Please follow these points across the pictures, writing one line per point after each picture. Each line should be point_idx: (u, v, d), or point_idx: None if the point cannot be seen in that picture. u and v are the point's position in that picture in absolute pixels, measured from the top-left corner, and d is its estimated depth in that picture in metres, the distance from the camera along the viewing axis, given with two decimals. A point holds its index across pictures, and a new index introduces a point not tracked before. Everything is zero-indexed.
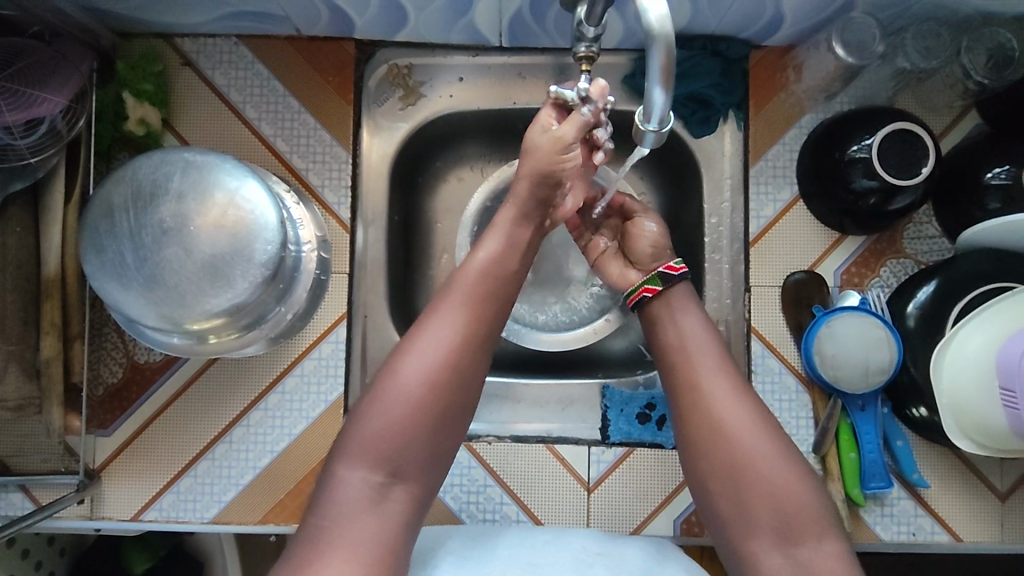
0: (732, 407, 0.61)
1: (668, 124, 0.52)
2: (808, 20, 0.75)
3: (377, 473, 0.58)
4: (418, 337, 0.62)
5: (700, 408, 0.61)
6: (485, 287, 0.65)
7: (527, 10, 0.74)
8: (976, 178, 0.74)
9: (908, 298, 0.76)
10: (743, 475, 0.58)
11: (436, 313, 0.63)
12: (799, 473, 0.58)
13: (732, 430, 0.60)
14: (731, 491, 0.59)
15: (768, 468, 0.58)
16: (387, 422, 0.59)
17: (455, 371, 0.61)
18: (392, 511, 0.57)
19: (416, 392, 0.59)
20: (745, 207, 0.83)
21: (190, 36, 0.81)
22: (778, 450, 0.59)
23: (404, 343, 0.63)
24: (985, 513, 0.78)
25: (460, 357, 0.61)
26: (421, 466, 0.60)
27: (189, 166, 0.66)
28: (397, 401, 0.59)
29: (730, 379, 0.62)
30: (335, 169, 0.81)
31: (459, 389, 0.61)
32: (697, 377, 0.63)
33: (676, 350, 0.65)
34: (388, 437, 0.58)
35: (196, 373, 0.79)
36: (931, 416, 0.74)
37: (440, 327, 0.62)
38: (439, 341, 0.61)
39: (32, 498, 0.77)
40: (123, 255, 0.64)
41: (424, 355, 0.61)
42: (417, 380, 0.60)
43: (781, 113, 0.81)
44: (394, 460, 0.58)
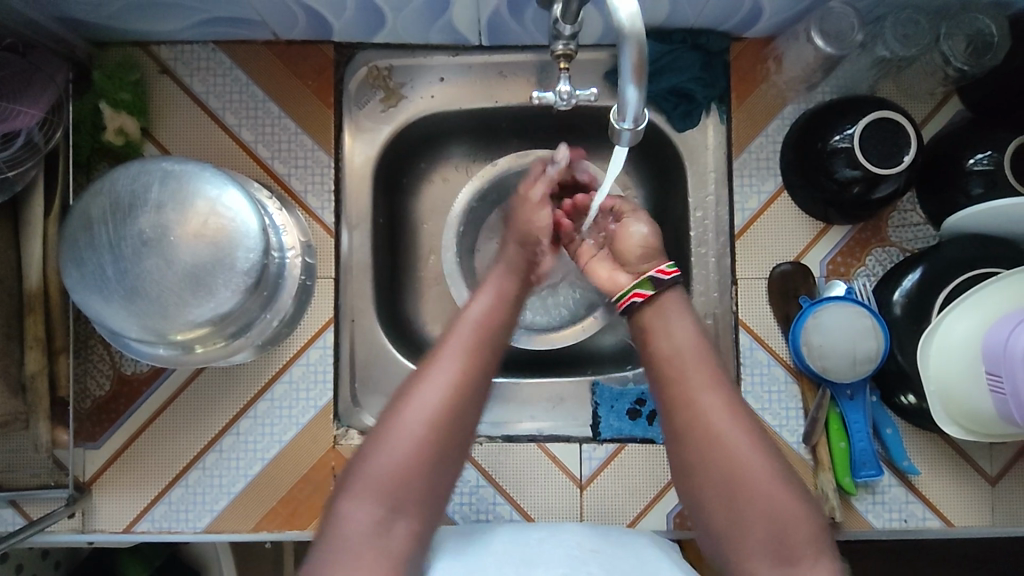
0: (719, 413, 0.60)
1: (644, 122, 0.51)
2: (787, 10, 0.75)
3: (377, 512, 0.57)
4: (414, 383, 0.62)
5: (689, 418, 0.61)
6: (479, 334, 0.66)
7: (505, 8, 0.74)
8: (958, 165, 0.74)
9: (894, 285, 0.77)
10: (737, 476, 0.58)
11: (431, 362, 0.63)
12: (789, 479, 0.59)
13: (724, 433, 0.60)
14: (722, 496, 0.59)
15: (760, 473, 0.58)
16: (386, 463, 0.58)
17: (451, 415, 0.60)
18: (395, 545, 0.57)
19: (412, 437, 0.59)
20: (729, 201, 0.83)
21: (167, 43, 0.80)
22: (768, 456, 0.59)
23: (401, 390, 0.62)
24: (976, 498, 0.78)
25: (457, 404, 0.61)
26: (422, 505, 0.59)
27: (167, 176, 0.66)
28: (396, 446, 0.59)
29: (720, 386, 0.62)
30: (317, 174, 0.81)
31: (454, 434, 0.61)
32: (689, 382, 0.62)
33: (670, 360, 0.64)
34: (387, 478, 0.58)
35: (179, 386, 0.79)
36: (920, 403, 0.75)
37: (435, 374, 0.62)
38: (435, 387, 0.61)
39: (23, 513, 0.76)
40: (104, 267, 0.64)
41: (420, 402, 0.60)
42: (416, 424, 0.59)
43: (763, 105, 0.81)
44: (396, 498, 0.58)
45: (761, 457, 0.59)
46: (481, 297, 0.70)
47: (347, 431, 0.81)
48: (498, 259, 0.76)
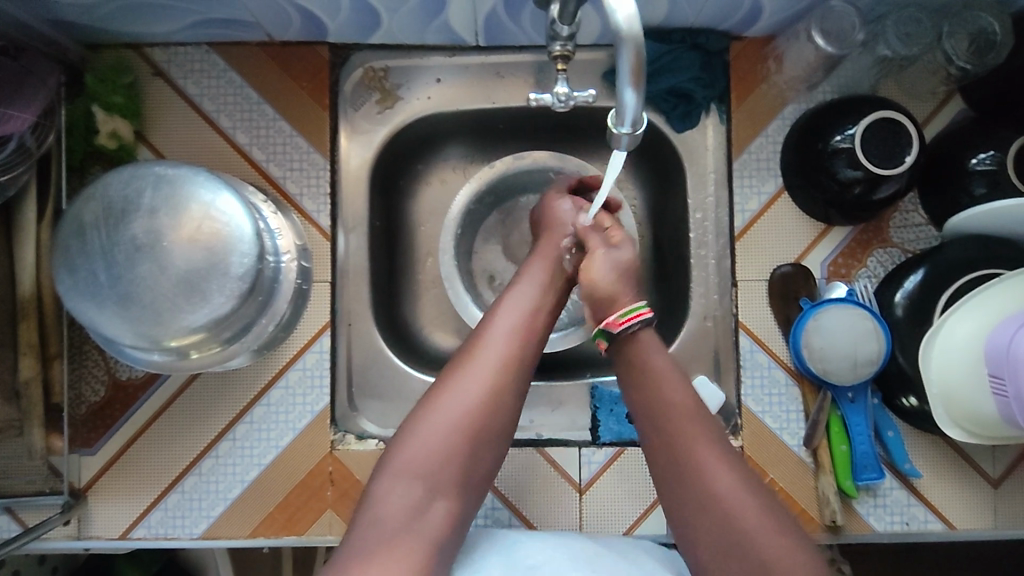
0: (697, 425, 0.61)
1: (642, 126, 0.50)
2: (787, 10, 0.74)
3: (416, 492, 0.57)
4: (457, 369, 0.63)
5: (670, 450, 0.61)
6: (519, 321, 0.67)
7: (501, 8, 0.73)
8: (960, 165, 0.73)
9: (896, 287, 0.76)
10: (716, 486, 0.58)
11: (473, 350, 0.64)
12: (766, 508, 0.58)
13: (702, 460, 0.60)
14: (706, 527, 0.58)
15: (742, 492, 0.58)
16: (426, 444, 0.59)
17: (492, 401, 0.61)
18: (430, 527, 0.57)
19: (455, 417, 0.60)
20: (729, 202, 0.82)
21: (161, 45, 0.79)
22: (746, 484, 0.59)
23: (442, 376, 0.63)
24: (978, 501, 0.77)
25: (499, 391, 0.62)
26: (460, 488, 0.59)
27: (160, 181, 0.65)
28: (439, 424, 0.59)
29: (696, 419, 0.62)
30: (313, 177, 0.80)
31: (496, 416, 0.61)
32: (669, 413, 0.62)
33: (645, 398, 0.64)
34: (426, 459, 0.58)
35: (176, 392, 0.78)
36: (922, 405, 0.74)
37: (477, 361, 0.63)
38: (478, 373, 0.62)
39: (18, 520, 0.76)
40: (96, 274, 0.63)
41: (463, 387, 0.61)
42: (458, 407, 0.60)
43: (763, 104, 0.80)
44: (434, 479, 0.58)
45: (741, 483, 0.59)
46: (520, 286, 0.71)
47: (345, 435, 0.80)
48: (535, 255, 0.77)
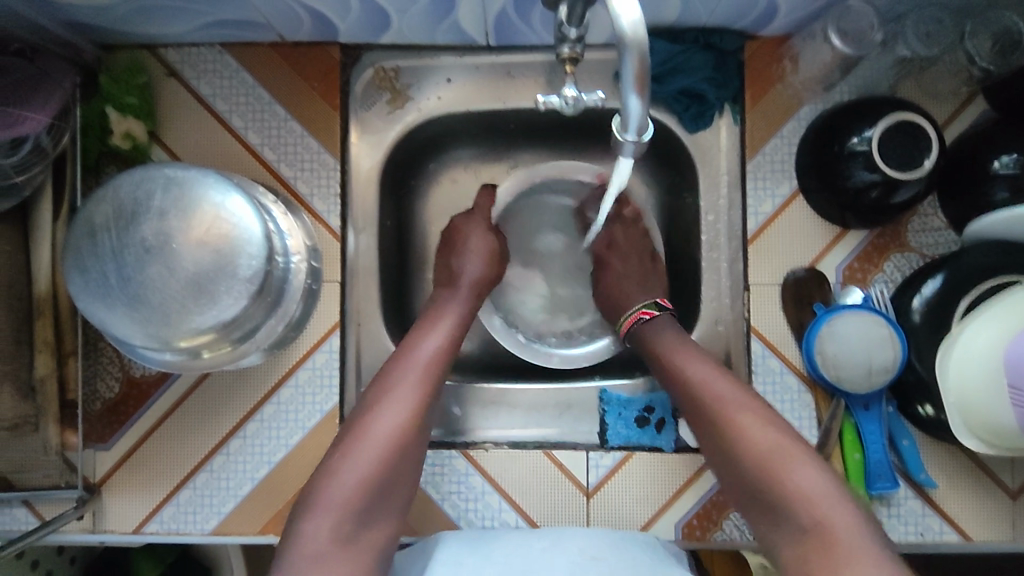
0: (714, 384, 0.66)
1: (647, 132, 0.50)
2: (804, 9, 0.72)
3: (340, 528, 0.58)
4: (372, 405, 0.64)
5: (704, 411, 0.66)
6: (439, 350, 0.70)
7: (511, 9, 0.72)
8: (981, 167, 0.71)
9: (914, 293, 0.74)
10: (728, 430, 0.63)
11: (386, 385, 0.66)
12: (799, 454, 0.60)
13: (737, 417, 0.63)
14: (745, 478, 0.61)
15: (765, 438, 0.61)
16: (349, 478, 0.60)
17: (407, 438, 0.63)
18: (359, 559, 0.58)
19: (377, 447, 0.61)
20: (742, 204, 0.80)
21: (174, 46, 0.80)
22: (784, 436, 0.62)
23: (359, 411, 0.65)
24: (996, 512, 0.76)
25: (415, 427, 0.64)
26: (382, 519, 0.61)
27: (170, 183, 0.66)
28: (362, 456, 0.61)
29: (715, 368, 0.68)
30: (323, 177, 0.80)
31: (413, 446, 0.64)
32: (692, 384, 0.67)
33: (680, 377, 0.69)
34: (347, 496, 0.59)
35: (181, 396, 0.79)
36: (938, 414, 0.72)
37: (396, 398, 0.65)
38: (398, 399, 0.64)
39: (36, 512, 0.78)
40: (107, 275, 0.64)
41: (384, 414, 0.63)
42: (373, 445, 0.61)
43: (779, 105, 0.79)
44: (357, 517, 0.59)
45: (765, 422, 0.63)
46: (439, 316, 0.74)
47: None
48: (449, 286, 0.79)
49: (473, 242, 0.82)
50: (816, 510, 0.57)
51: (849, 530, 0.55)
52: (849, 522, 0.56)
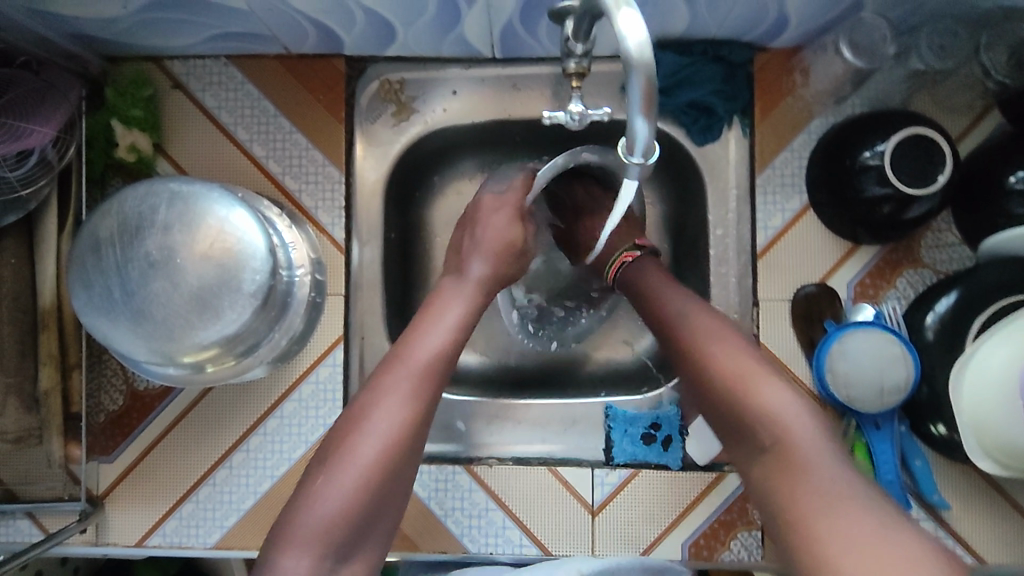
0: (686, 310, 0.65)
1: (655, 156, 0.48)
2: (815, 21, 0.71)
3: (320, 563, 0.53)
4: (356, 418, 0.59)
5: (680, 339, 0.64)
6: (442, 350, 0.63)
7: (517, 22, 0.72)
8: (997, 182, 0.69)
9: (927, 309, 0.73)
10: (697, 356, 0.62)
11: (373, 396, 0.60)
12: (765, 371, 0.59)
13: (706, 343, 0.62)
14: (716, 399, 0.60)
15: (732, 363, 0.59)
16: (333, 503, 0.55)
17: (398, 448, 0.58)
18: None
19: (363, 470, 0.56)
20: (752, 218, 0.79)
21: (180, 58, 0.80)
22: (751, 355, 0.60)
23: (348, 421, 0.59)
24: (1012, 534, 0.74)
25: (407, 440, 0.59)
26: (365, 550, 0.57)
27: (175, 197, 0.65)
28: (349, 476, 0.56)
29: (689, 299, 0.67)
30: (328, 190, 0.80)
31: (404, 462, 0.59)
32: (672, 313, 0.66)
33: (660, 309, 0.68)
34: (329, 524, 0.54)
35: (181, 412, 0.78)
36: (951, 434, 0.71)
37: (388, 401, 0.59)
38: (392, 409, 0.59)
39: (39, 524, 0.77)
40: (110, 289, 0.63)
41: (373, 426, 0.58)
42: (357, 464, 0.57)
43: (789, 118, 0.78)
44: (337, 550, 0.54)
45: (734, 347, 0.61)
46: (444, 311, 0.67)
47: None
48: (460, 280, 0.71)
49: (486, 235, 0.75)
50: (782, 425, 0.55)
51: (815, 445, 0.54)
52: (809, 431, 0.55)
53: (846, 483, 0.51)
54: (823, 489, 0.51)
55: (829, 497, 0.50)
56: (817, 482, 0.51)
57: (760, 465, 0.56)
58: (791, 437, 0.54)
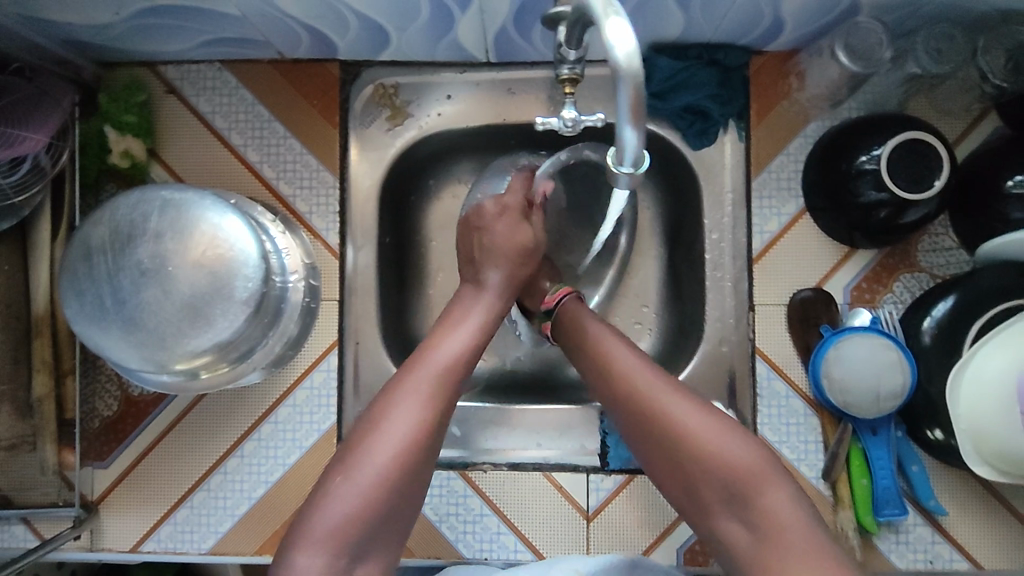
0: (618, 348, 0.64)
1: (644, 164, 0.49)
2: (811, 25, 0.71)
3: (335, 562, 0.52)
4: (376, 417, 0.57)
5: (621, 391, 0.62)
6: (459, 357, 0.62)
7: (511, 26, 0.71)
8: (995, 186, 0.69)
9: (924, 314, 0.72)
10: (642, 398, 0.60)
11: (395, 396, 0.58)
12: (719, 422, 0.58)
13: (648, 388, 0.60)
14: (663, 451, 0.59)
15: (683, 415, 0.58)
16: (344, 503, 0.53)
17: (420, 449, 0.56)
18: None
19: (378, 468, 0.54)
20: (748, 222, 0.79)
21: (173, 63, 0.80)
22: (699, 405, 0.59)
23: (362, 422, 0.57)
24: (1008, 540, 0.74)
25: (424, 444, 0.56)
26: (376, 549, 0.54)
27: (167, 204, 0.65)
28: (364, 475, 0.54)
29: (619, 341, 0.65)
30: (322, 195, 0.80)
31: (421, 464, 0.56)
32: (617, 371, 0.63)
33: (597, 364, 0.65)
34: (342, 525, 0.52)
35: (171, 422, 0.78)
36: (948, 439, 0.70)
37: (402, 404, 0.57)
38: (408, 411, 0.57)
39: (34, 530, 0.77)
40: (102, 298, 0.63)
41: (389, 428, 0.56)
42: (378, 462, 0.54)
43: (785, 122, 0.77)
44: (351, 548, 0.52)
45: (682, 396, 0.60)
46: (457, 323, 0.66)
47: None
48: (483, 287, 0.71)
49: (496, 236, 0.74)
50: (744, 478, 0.55)
51: (783, 498, 0.55)
52: (778, 491, 0.55)
53: (817, 538, 0.52)
54: (799, 544, 0.52)
55: (803, 553, 0.51)
56: (793, 537, 0.52)
57: (724, 516, 0.56)
58: (758, 490, 0.55)
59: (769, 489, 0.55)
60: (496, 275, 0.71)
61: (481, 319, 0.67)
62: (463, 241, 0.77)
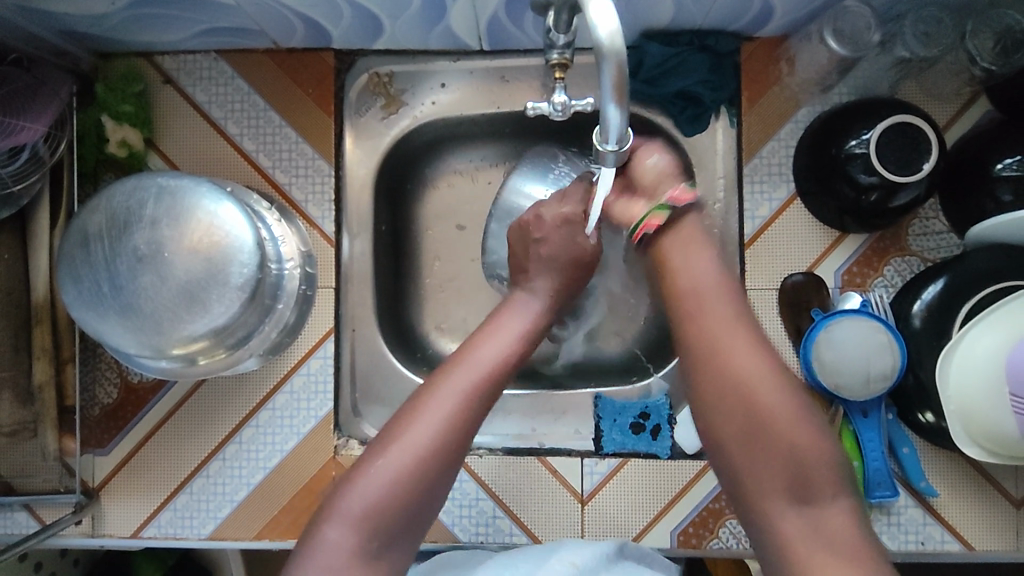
0: (700, 272, 0.62)
1: (627, 142, 0.52)
2: (800, 10, 0.71)
3: (365, 543, 0.53)
4: (415, 407, 0.57)
5: (697, 325, 0.60)
6: (503, 354, 0.62)
7: (502, 13, 0.72)
8: (984, 170, 0.70)
9: (914, 297, 0.73)
10: (717, 343, 0.58)
11: (438, 387, 0.58)
12: (785, 383, 0.57)
13: (728, 335, 0.59)
14: (720, 400, 0.57)
15: (760, 371, 0.57)
16: (374, 486, 0.54)
17: (458, 436, 0.57)
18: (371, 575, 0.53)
19: (416, 454, 0.55)
20: (739, 207, 0.79)
21: (170, 53, 0.80)
22: (776, 366, 0.58)
23: (404, 408, 0.58)
24: (999, 521, 0.74)
25: (464, 433, 0.57)
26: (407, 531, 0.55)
27: (162, 192, 0.66)
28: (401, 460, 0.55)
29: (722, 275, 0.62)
30: (317, 183, 0.80)
31: (461, 449, 0.57)
32: (720, 312, 0.60)
33: (696, 300, 0.61)
34: (371, 506, 0.54)
35: (167, 412, 0.79)
36: (939, 422, 0.71)
37: (446, 394, 0.58)
38: (451, 399, 0.58)
39: (36, 516, 0.78)
40: (99, 284, 0.64)
41: (434, 413, 0.57)
42: (418, 445, 0.55)
43: (776, 107, 0.78)
44: (376, 525, 0.53)
45: (760, 350, 0.58)
46: (504, 321, 0.66)
47: (348, 441, 0.81)
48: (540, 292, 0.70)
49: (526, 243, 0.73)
50: (797, 444, 0.55)
51: (829, 472, 0.55)
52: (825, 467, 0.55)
53: (854, 527, 0.53)
54: (835, 527, 0.52)
55: (834, 536, 0.52)
56: (831, 517, 0.53)
57: (769, 486, 0.55)
58: (808, 465, 0.54)
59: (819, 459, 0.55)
60: (548, 281, 0.71)
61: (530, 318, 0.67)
62: (517, 248, 0.74)
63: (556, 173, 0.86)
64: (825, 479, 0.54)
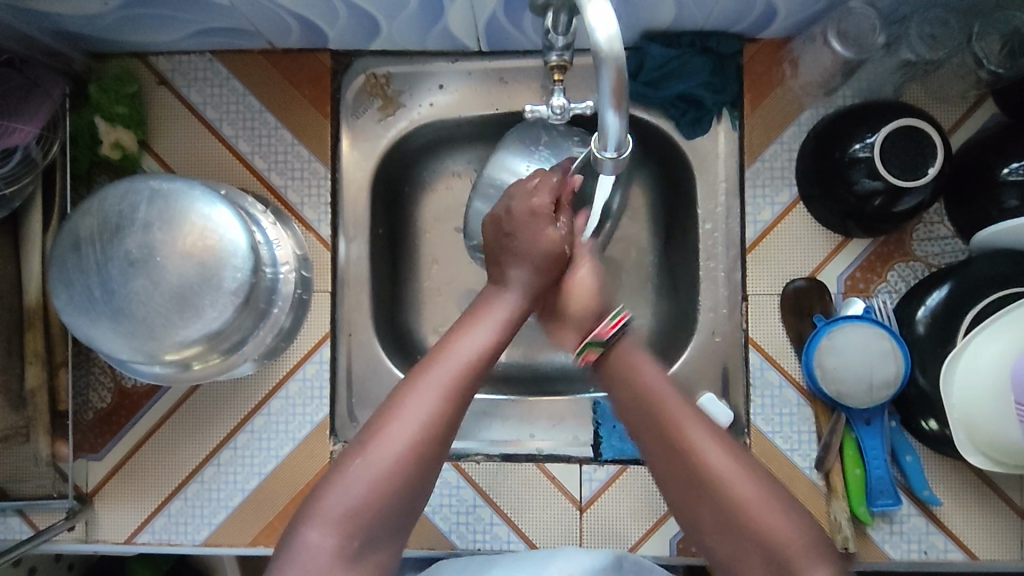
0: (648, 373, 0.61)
1: (626, 150, 0.51)
2: (804, 11, 0.70)
3: (347, 543, 0.51)
4: (392, 408, 0.55)
5: (652, 424, 0.59)
6: (477, 353, 0.60)
7: (501, 14, 0.71)
8: (990, 174, 0.68)
9: (918, 304, 0.72)
10: (674, 440, 0.57)
11: (412, 389, 0.56)
12: (744, 463, 0.56)
13: (686, 430, 0.57)
14: (692, 499, 0.56)
15: (727, 467, 0.55)
16: (352, 492, 0.52)
17: (431, 446, 0.55)
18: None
19: (389, 459, 0.53)
20: (741, 211, 0.78)
21: (165, 54, 0.79)
22: (734, 453, 0.56)
23: (374, 415, 0.56)
24: (1004, 530, 0.73)
25: (434, 442, 0.55)
26: (394, 537, 0.54)
27: (155, 195, 0.65)
28: (377, 465, 0.53)
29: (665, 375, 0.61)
30: (314, 186, 0.79)
31: (433, 458, 0.55)
32: (672, 420, 0.58)
33: (648, 405, 0.60)
34: (353, 512, 0.52)
35: (162, 417, 0.78)
36: (942, 429, 0.70)
37: (416, 400, 0.55)
38: (420, 405, 0.55)
39: (30, 522, 0.77)
40: (91, 288, 0.63)
41: (402, 422, 0.54)
42: (391, 448, 0.53)
43: (779, 110, 0.77)
44: (361, 528, 0.52)
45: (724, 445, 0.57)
46: (479, 321, 0.63)
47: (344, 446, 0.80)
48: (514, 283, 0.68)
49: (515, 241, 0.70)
50: (777, 534, 0.52)
51: (811, 556, 0.52)
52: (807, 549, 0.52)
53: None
54: None
55: None
56: None
57: (747, 561, 0.53)
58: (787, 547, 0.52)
59: (791, 537, 0.52)
60: (523, 274, 0.68)
61: (505, 312, 0.65)
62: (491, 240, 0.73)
63: (539, 154, 0.81)
64: (797, 550, 0.52)
